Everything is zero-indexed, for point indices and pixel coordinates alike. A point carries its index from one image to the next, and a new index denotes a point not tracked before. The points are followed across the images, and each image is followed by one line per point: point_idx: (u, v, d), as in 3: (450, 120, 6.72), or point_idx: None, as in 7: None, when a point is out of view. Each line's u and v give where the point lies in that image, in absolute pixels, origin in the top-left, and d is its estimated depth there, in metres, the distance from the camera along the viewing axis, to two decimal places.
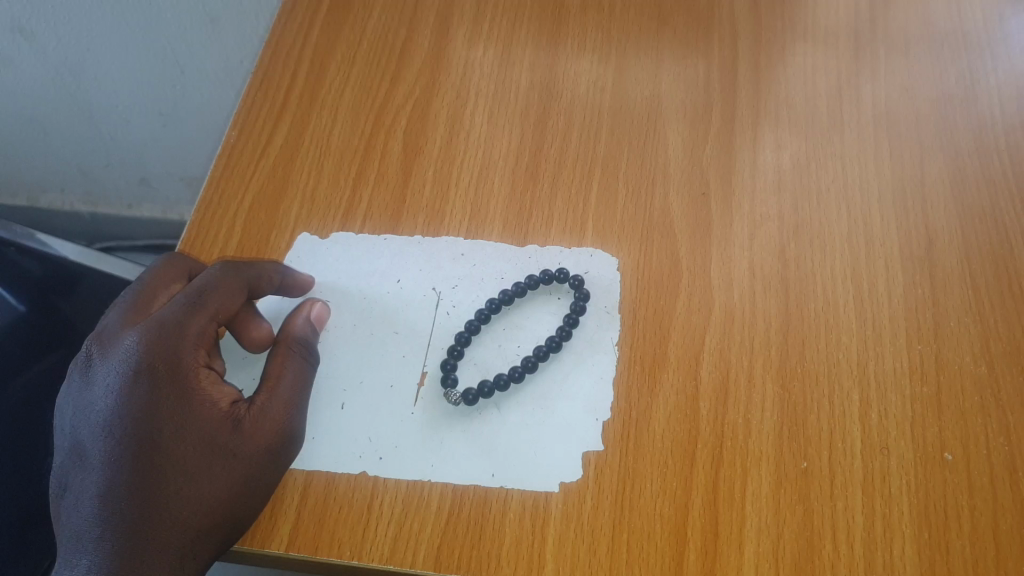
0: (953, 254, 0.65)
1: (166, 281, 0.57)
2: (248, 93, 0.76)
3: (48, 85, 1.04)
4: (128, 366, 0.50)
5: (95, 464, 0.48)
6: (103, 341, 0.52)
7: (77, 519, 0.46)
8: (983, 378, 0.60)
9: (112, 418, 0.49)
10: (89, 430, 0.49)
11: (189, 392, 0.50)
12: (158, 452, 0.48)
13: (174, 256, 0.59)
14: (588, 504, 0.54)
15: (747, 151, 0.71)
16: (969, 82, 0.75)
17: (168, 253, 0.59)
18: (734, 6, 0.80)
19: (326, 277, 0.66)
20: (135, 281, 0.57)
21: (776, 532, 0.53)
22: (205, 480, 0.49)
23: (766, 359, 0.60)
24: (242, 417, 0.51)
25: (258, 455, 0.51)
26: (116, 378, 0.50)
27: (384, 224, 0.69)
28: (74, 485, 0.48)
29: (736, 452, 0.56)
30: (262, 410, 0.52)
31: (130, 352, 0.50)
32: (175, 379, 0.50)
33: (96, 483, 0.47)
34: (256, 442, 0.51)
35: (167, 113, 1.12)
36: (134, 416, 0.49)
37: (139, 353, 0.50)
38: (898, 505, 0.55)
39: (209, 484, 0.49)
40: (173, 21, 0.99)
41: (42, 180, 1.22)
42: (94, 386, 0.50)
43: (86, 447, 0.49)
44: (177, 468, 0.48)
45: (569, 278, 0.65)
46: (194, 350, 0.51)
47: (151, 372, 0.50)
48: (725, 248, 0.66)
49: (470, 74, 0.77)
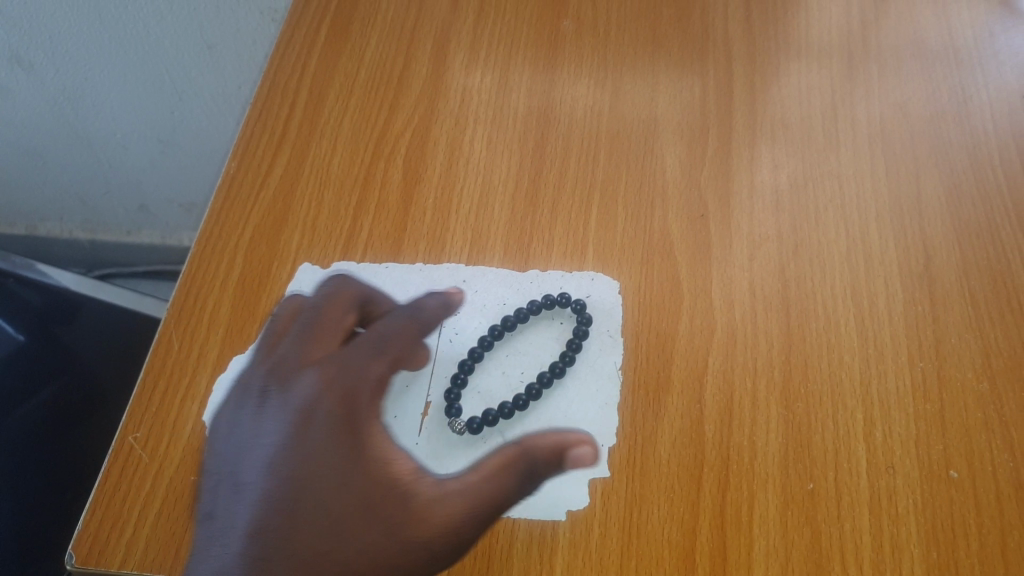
0: (952, 270, 0.66)
1: (341, 312, 0.51)
2: (246, 122, 0.77)
3: (47, 114, 1.04)
4: (306, 408, 0.44)
5: (224, 504, 0.42)
6: (285, 373, 0.46)
7: (214, 562, 0.40)
8: (985, 395, 0.60)
9: (283, 461, 0.43)
10: (258, 468, 0.43)
11: (362, 435, 0.44)
12: (376, 498, 0.42)
13: (353, 281, 0.54)
14: (595, 533, 0.54)
15: (745, 171, 0.71)
16: (963, 98, 0.75)
17: (347, 278, 0.54)
18: (728, 27, 0.81)
19: None
20: (312, 305, 0.51)
21: (785, 555, 0.53)
22: (364, 559, 0.41)
23: (770, 380, 0.60)
24: (419, 492, 0.43)
25: (427, 528, 0.43)
26: (292, 420, 0.44)
27: (385, 252, 0.69)
28: (217, 523, 0.42)
29: (741, 474, 0.56)
30: (435, 487, 0.44)
31: (310, 392, 0.44)
32: (353, 421, 0.44)
33: (321, 524, 0.41)
34: (428, 523, 0.43)
35: (165, 139, 1.12)
36: (374, 461, 0.43)
37: (319, 395, 0.44)
38: (905, 524, 0.55)
39: (368, 566, 0.41)
40: (171, 47, 0.99)
41: (41, 210, 1.21)
42: (267, 421, 0.45)
43: (247, 482, 0.43)
44: (339, 537, 0.41)
45: (571, 303, 0.65)
46: (379, 400, 0.45)
47: (355, 411, 0.44)
48: (725, 269, 0.66)
49: (467, 100, 0.77)
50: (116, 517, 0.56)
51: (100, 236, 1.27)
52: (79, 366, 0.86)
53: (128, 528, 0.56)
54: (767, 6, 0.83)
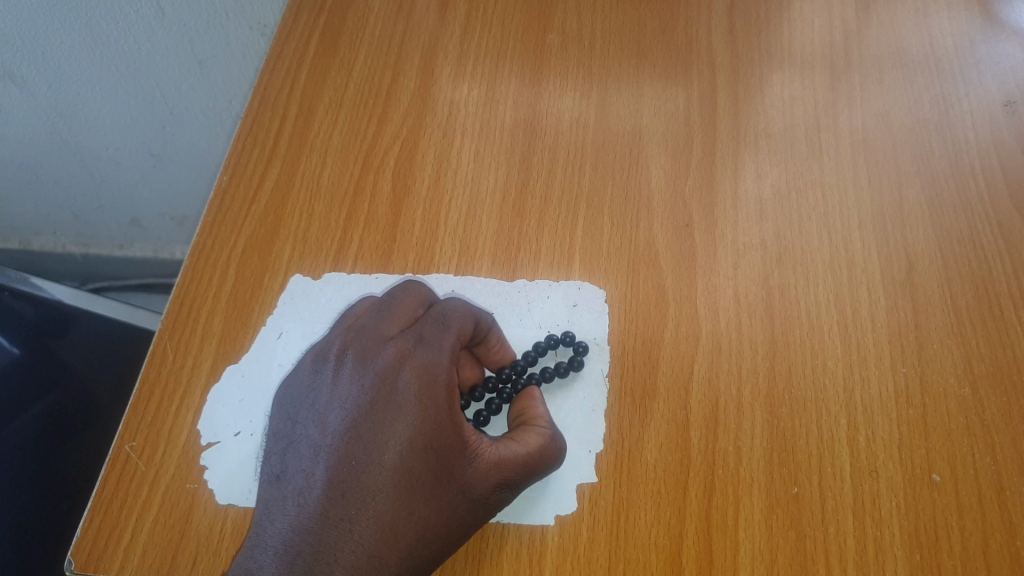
0: (933, 277, 0.67)
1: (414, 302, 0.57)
2: (238, 137, 0.77)
3: (40, 130, 1.04)
4: (386, 375, 0.51)
5: (314, 461, 0.48)
6: (362, 347, 0.53)
7: (299, 510, 0.47)
8: (967, 399, 0.61)
9: (363, 421, 0.49)
10: (339, 427, 0.49)
11: (445, 402, 0.51)
12: (443, 461, 0.50)
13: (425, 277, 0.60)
14: (583, 538, 0.55)
15: (729, 181, 0.72)
16: (943, 107, 0.77)
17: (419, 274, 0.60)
18: (712, 39, 0.82)
19: (320, 316, 0.67)
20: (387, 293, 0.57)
21: (771, 558, 0.54)
22: (431, 508, 0.49)
23: (755, 387, 0.61)
24: (480, 453, 0.52)
25: (494, 489, 0.51)
26: (371, 385, 0.51)
27: (375, 263, 0.70)
28: (299, 474, 0.48)
29: (727, 479, 0.57)
30: (495, 450, 0.52)
31: (390, 363, 0.51)
32: (434, 391, 0.51)
33: (396, 477, 0.48)
34: (489, 480, 0.51)
35: (158, 153, 1.13)
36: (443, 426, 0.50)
37: (399, 365, 0.51)
38: (889, 527, 0.56)
39: (434, 515, 0.49)
40: (163, 63, 1.00)
41: (34, 224, 1.22)
42: (343, 387, 0.51)
43: (325, 441, 0.49)
44: (413, 488, 0.48)
45: (574, 343, 0.64)
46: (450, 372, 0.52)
47: (431, 390, 0.51)
48: (710, 277, 0.67)
49: (455, 114, 0.79)
50: (112, 527, 0.57)
51: (92, 249, 1.28)
52: (74, 378, 0.86)
53: (125, 538, 0.56)
54: (750, 17, 0.84)
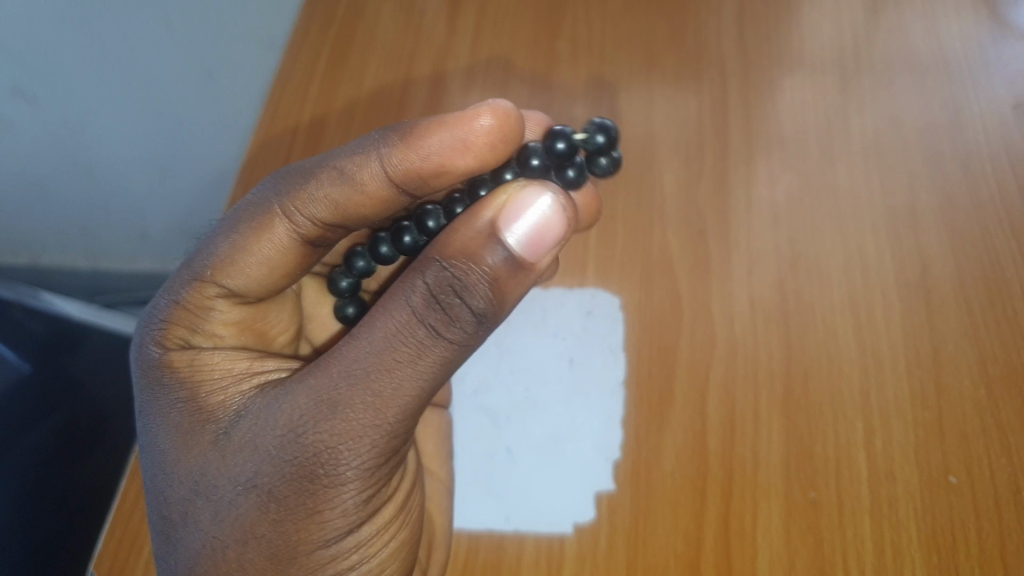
0: (947, 279, 0.67)
1: (258, 258, 0.53)
2: (254, 155, 0.79)
3: (47, 151, 0.99)
4: (286, 396, 0.45)
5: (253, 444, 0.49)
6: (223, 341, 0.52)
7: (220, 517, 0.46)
8: (983, 402, 0.61)
9: (265, 455, 0.44)
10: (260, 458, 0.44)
11: (317, 402, 0.44)
12: (338, 514, 0.45)
13: (282, 219, 0.53)
14: (602, 545, 0.57)
15: (742, 186, 0.73)
16: (955, 110, 0.76)
17: (269, 230, 0.53)
18: (722, 46, 0.82)
19: (537, 376, 0.67)
20: (218, 264, 0.52)
21: (788, 562, 0.55)
22: (302, 522, 0.45)
23: (770, 393, 0.62)
24: (358, 450, 0.44)
25: (370, 470, 0.45)
26: (277, 411, 0.45)
27: (562, 317, 0.70)
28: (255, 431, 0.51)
29: (746, 485, 0.58)
30: (387, 432, 0.44)
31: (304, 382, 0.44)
32: (316, 387, 0.44)
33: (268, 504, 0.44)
34: (370, 466, 0.45)
35: (167, 165, 1.09)
36: (349, 481, 0.45)
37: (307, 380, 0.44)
38: (906, 530, 0.56)
39: (307, 523, 0.45)
40: (174, 79, 0.99)
41: (47, 236, 1.13)
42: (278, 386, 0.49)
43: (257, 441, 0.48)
44: (299, 512, 0.45)
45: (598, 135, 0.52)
46: (351, 381, 0.43)
47: (299, 403, 0.44)
48: (725, 283, 0.67)
49: (488, 121, 0.52)
50: (134, 536, 0.61)
51: (103, 262, 1.20)
52: (86, 397, 0.79)
53: (145, 548, 0.61)
54: (760, 23, 0.83)
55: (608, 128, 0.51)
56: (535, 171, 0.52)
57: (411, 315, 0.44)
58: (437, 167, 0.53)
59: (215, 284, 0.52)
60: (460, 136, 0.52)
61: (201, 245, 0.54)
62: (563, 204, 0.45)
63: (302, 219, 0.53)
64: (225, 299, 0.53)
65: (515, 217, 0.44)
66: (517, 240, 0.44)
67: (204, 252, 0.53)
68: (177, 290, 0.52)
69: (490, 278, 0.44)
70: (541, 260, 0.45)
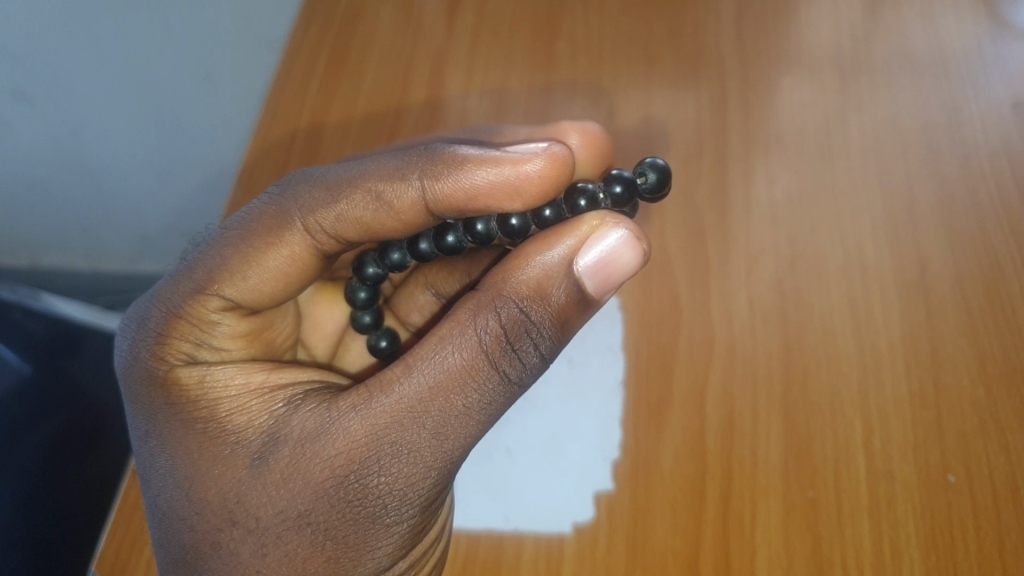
0: (946, 278, 0.67)
1: (272, 268, 0.51)
2: (254, 156, 0.79)
3: (47, 155, 0.99)
4: (335, 430, 0.44)
5: None
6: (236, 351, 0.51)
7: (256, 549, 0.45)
8: (981, 401, 0.61)
9: (316, 489, 0.44)
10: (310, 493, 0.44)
11: (374, 437, 0.44)
12: (382, 547, 0.46)
13: (297, 228, 0.51)
14: (601, 544, 0.57)
15: (741, 186, 0.73)
16: (954, 109, 0.76)
17: (286, 240, 0.51)
18: (721, 45, 0.82)
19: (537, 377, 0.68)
20: (226, 273, 0.50)
21: (787, 561, 0.55)
22: (351, 554, 0.45)
23: (769, 392, 0.62)
24: (412, 484, 0.44)
25: (419, 504, 0.46)
26: (326, 446, 0.44)
27: None
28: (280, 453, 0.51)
29: (744, 484, 0.58)
30: (440, 466, 0.45)
31: (355, 417, 0.44)
32: (371, 422, 0.44)
33: (317, 537, 0.44)
34: (420, 500, 0.45)
35: (166, 166, 1.09)
36: (398, 514, 0.45)
37: (359, 415, 0.44)
38: (905, 529, 0.56)
39: (355, 554, 0.45)
40: (172, 80, 1.00)
41: (46, 238, 1.13)
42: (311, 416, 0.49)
43: None
44: (348, 545, 0.45)
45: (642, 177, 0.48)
46: (411, 415, 0.44)
47: (353, 438, 0.44)
48: (724, 283, 0.68)
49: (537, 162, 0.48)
50: (134, 537, 0.61)
51: (103, 264, 1.20)
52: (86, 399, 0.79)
53: (145, 549, 0.61)
54: (759, 22, 0.83)
55: (663, 168, 0.48)
56: (581, 210, 0.49)
57: (480, 355, 0.44)
58: (481, 204, 0.49)
59: (220, 296, 0.50)
60: (509, 171, 0.48)
61: (199, 253, 0.52)
62: (643, 241, 0.45)
63: (318, 230, 0.52)
64: (230, 311, 0.51)
65: (591, 246, 0.45)
66: (589, 270, 0.45)
67: (208, 262, 0.50)
68: (180, 301, 0.50)
69: (558, 312, 0.46)
70: (612, 288, 0.46)
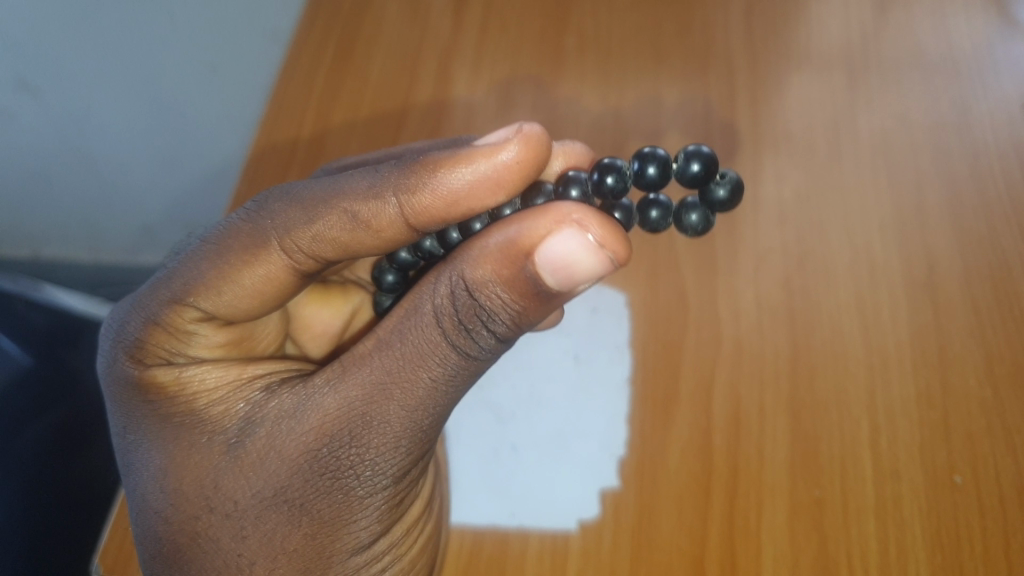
0: (954, 278, 0.66)
1: (250, 284, 0.50)
2: (260, 149, 0.78)
3: (47, 144, 0.98)
4: (305, 411, 0.44)
5: None
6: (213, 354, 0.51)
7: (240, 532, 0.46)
8: (989, 402, 0.60)
9: (289, 468, 0.44)
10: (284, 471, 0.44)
11: (342, 415, 0.44)
12: (363, 520, 0.46)
13: (275, 250, 0.50)
14: (605, 541, 0.57)
15: (749, 184, 0.73)
16: (963, 108, 0.76)
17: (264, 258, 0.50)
18: (730, 41, 0.82)
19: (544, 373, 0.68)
20: (199, 288, 0.49)
21: (794, 560, 0.55)
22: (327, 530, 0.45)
23: (776, 391, 0.62)
24: (381, 457, 0.44)
25: (392, 476, 0.46)
26: (298, 426, 0.44)
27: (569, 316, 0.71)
28: None
29: (750, 482, 0.58)
30: (412, 439, 0.45)
31: (323, 397, 0.44)
32: (339, 402, 0.44)
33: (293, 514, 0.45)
34: (392, 473, 0.46)
35: (169, 158, 1.08)
36: (373, 487, 0.45)
37: (327, 394, 0.44)
38: (911, 529, 0.56)
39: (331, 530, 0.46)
40: (175, 70, 0.99)
41: (48, 229, 1.13)
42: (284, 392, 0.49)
43: None
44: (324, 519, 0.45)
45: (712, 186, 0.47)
46: (379, 393, 0.43)
47: (321, 416, 0.44)
48: (731, 281, 0.67)
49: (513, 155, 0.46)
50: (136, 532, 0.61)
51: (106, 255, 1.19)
52: None
53: None
54: (768, 19, 0.83)
55: (708, 157, 0.45)
56: (608, 188, 0.45)
57: (441, 334, 0.43)
58: (464, 206, 0.48)
59: (194, 307, 0.49)
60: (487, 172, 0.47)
61: (173, 265, 0.50)
62: (609, 248, 0.40)
63: (296, 251, 0.50)
64: (205, 322, 0.50)
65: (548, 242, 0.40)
66: (546, 267, 0.41)
67: (181, 273, 0.49)
68: (152, 312, 0.49)
69: (517, 305, 0.42)
70: (575, 288, 0.42)
